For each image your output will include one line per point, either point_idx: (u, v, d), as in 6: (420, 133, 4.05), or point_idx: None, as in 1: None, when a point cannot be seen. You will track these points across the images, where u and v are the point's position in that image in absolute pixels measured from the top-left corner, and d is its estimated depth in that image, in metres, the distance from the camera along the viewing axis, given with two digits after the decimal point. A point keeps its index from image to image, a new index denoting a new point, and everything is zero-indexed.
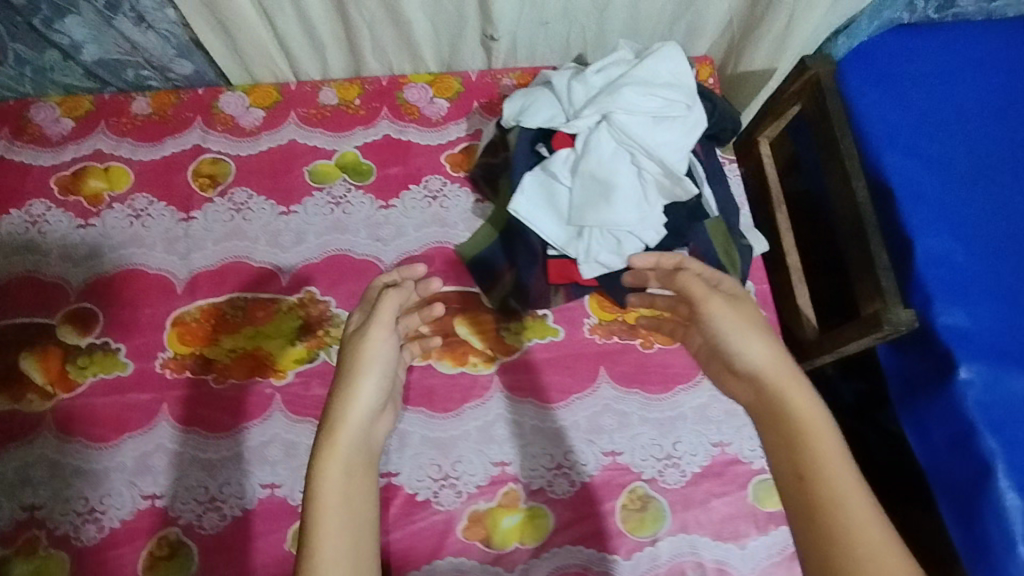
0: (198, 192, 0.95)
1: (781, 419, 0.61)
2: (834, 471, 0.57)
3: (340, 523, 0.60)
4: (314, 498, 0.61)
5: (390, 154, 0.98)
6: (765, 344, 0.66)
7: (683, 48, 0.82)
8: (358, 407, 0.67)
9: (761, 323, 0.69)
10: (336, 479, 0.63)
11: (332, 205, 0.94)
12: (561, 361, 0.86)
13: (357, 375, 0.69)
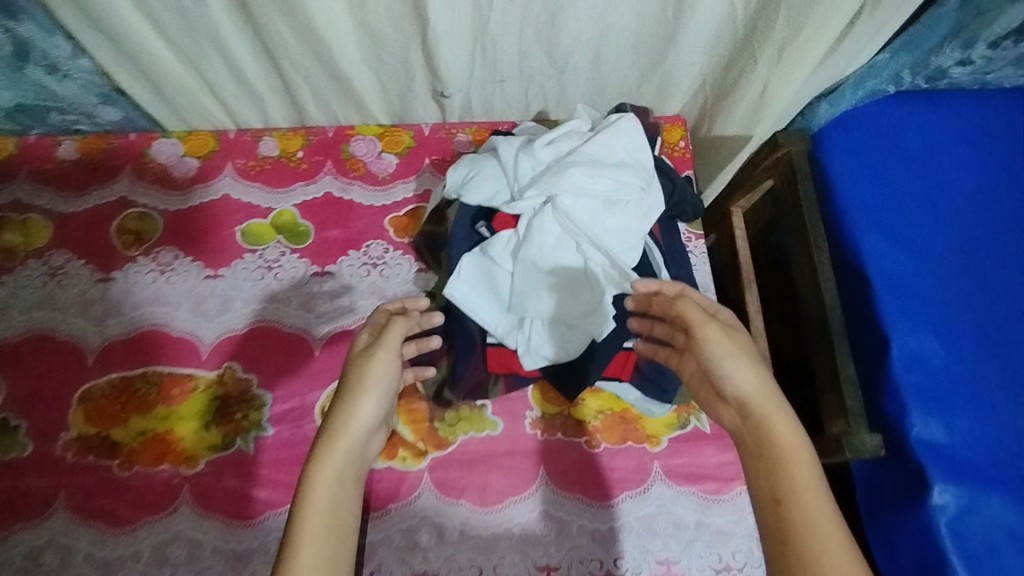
0: (121, 250, 0.88)
1: (766, 447, 0.59)
2: (816, 504, 0.55)
3: (333, 540, 0.57)
4: (305, 507, 0.58)
5: (331, 215, 0.91)
6: (756, 372, 0.63)
7: (640, 125, 0.75)
8: (362, 421, 0.64)
9: (755, 351, 0.65)
10: (330, 489, 0.59)
11: (263, 270, 0.88)
12: (495, 461, 0.79)
13: (357, 394, 0.65)
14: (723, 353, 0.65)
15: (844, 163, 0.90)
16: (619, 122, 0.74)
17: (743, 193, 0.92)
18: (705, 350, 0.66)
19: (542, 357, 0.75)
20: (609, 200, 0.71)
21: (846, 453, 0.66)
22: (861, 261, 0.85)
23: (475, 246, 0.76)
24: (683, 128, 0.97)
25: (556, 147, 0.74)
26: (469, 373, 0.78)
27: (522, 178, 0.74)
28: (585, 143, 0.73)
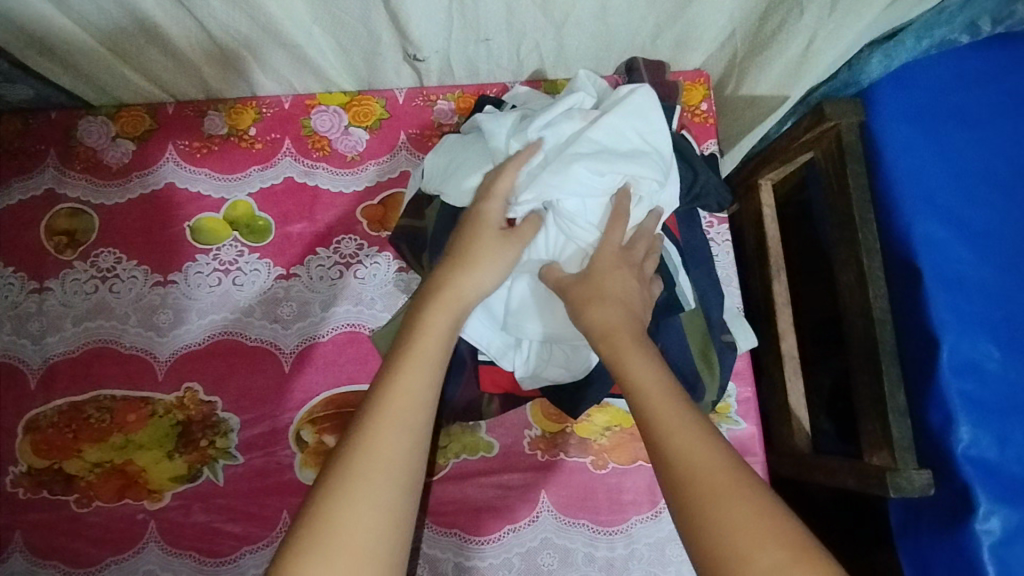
0: (53, 254, 0.76)
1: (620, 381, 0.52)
2: (662, 409, 0.47)
3: (423, 398, 0.51)
4: (405, 361, 0.52)
5: (294, 205, 0.79)
6: (613, 308, 0.54)
7: (656, 98, 0.61)
8: (478, 280, 0.57)
9: (621, 276, 0.56)
10: (438, 342, 0.54)
11: (220, 273, 0.76)
12: (492, 486, 0.72)
13: (476, 263, 0.57)
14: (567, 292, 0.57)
15: (897, 129, 0.76)
16: (629, 96, 0.61)
17: (774, 167, 0.79)
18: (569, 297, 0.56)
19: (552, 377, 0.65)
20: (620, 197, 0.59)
21: (889, 490, 0.58)
22: (910, 249, 0.74)
23: None
24: (706, 86, 0.83)
25: (553, 132, 0.60)
26: (457, 394, 0.69)
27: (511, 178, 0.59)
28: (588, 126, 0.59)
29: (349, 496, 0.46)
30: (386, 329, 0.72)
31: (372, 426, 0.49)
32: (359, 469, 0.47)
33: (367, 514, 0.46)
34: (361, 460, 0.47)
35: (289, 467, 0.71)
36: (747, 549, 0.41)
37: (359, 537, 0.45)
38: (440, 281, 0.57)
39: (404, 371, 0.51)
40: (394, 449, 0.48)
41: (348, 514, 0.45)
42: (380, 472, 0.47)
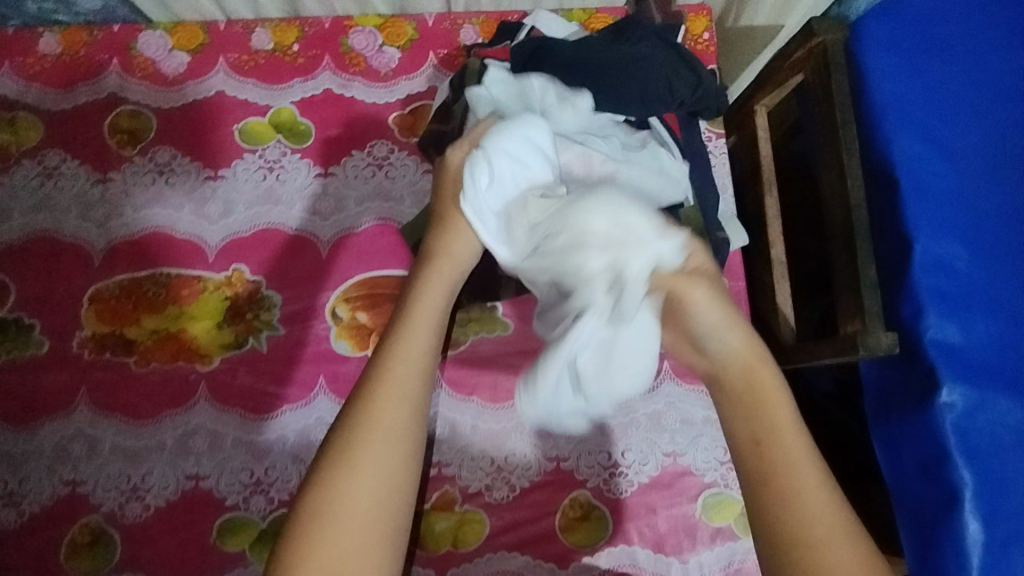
0: (116, 150, 0.85)
1: (753, 414, 0.56)
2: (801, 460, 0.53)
3: (424, 365, 0.54)
4: (405, 329, 0.55)
5: (332, 112, 0.87)
6: (748, 337, 0.58)
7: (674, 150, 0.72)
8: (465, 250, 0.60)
9: (728, 304, 0.58)
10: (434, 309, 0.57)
11: (265, 170, 0.85)
12: (509, 361, 0.80)
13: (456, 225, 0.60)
14: (703, 312, 0.56)
15: (881, 55, 0.84)
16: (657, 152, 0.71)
17: (769, 91, 0.87)
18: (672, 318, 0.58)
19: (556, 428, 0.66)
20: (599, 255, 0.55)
21: (859, 350, 0.66)
22: (890, 161, 0.82)
23: None
24: (708, 18, 0.91)
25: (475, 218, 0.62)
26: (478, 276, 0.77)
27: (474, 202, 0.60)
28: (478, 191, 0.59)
29: (355, 462, 0.49)
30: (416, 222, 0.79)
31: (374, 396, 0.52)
32: (364, 439, 0.50)
33: (376, 476, 0.49)
34: (363, 433, 0.50)
35: (326, 339, 0.80)
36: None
37: (365, 500, 0.49)
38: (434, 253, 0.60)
39: (404, 338, 0.54)
40: (395, 422, 0.51)
41: (349, 486, 0.49)
42: (377, 439, 0.50)
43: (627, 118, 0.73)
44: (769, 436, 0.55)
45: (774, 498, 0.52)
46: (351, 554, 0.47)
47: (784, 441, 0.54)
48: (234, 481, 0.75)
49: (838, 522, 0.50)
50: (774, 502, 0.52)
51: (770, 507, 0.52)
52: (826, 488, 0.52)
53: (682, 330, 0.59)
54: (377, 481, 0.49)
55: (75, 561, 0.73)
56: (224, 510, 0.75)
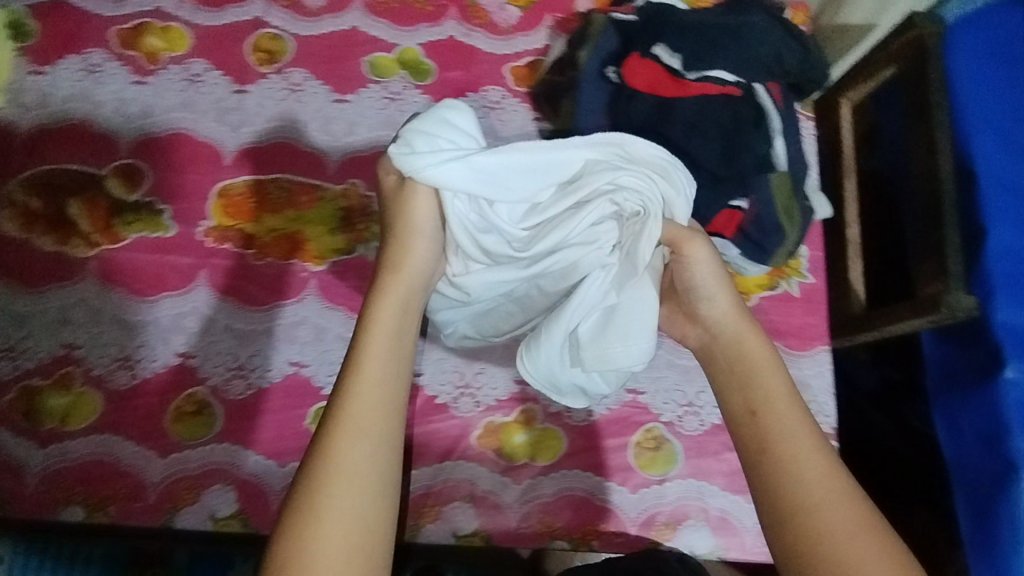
0: (254, 66, 0.92)
1: (743, 370, 0.62)
2: (787, 413, 0.59)
3: (390, 388, 0.55)
4: (365, 359, 0.56)
5: (453, 57, 0.94)
6: (739, 311, 0.65)
7: (611, 144, 0.67)
8: (415, 268, 0.63)
9: (722, 272, 0.66)
10: (389, 332, 0.58)
11: (388, 100, 0.92)
12: None
13: (407, 237, 0.64)
14: (701, 275, 0.65)
15: (963, 60, 0.90)
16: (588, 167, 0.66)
17: (856, 83, 0.94)
18: (678, 289, 0.68)
19: (550, 389, 0.73)
20: (590, 208, 0.64)
21: (942, 309, 0.72)
22: (967, 156, 0.87)
23: (607, 92, 0.81)
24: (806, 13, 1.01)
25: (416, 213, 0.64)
26: None
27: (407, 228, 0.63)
28: (417, 151, 0.60)
29: (330, 494, 0.50)
30: None
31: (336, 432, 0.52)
32: (333, 472, 0.51)
33: (352, 502, 0.50)
34: (326, 472, 0.51)
35: None
36: (844, 543, 0.51)
37: (343, 523, 0.49)
38: (382, 276, 0.63)
39: (364, 373, 0.55)
40: (357, 457, 0.51)
41: (322, 530, 0.48)
42: (344, 475, 0.50)
43: (738, 79, 0.80)
44: (765, 405, 0.60)
45: (772, 470, 0.57)
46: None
47: (770, 394, 0.60)
48: (333, 373, 0.80)
49: (836, 487, 0.54)
50: (772, 475, 0.56)
51: (768, 478, 0.57)
52: (814, 440, 0.57)
53: (684, 296, 0.68)
54: (355, 507, 0.50)
55: (178, 426, 0.77)
56: (320, 398, 0.79)
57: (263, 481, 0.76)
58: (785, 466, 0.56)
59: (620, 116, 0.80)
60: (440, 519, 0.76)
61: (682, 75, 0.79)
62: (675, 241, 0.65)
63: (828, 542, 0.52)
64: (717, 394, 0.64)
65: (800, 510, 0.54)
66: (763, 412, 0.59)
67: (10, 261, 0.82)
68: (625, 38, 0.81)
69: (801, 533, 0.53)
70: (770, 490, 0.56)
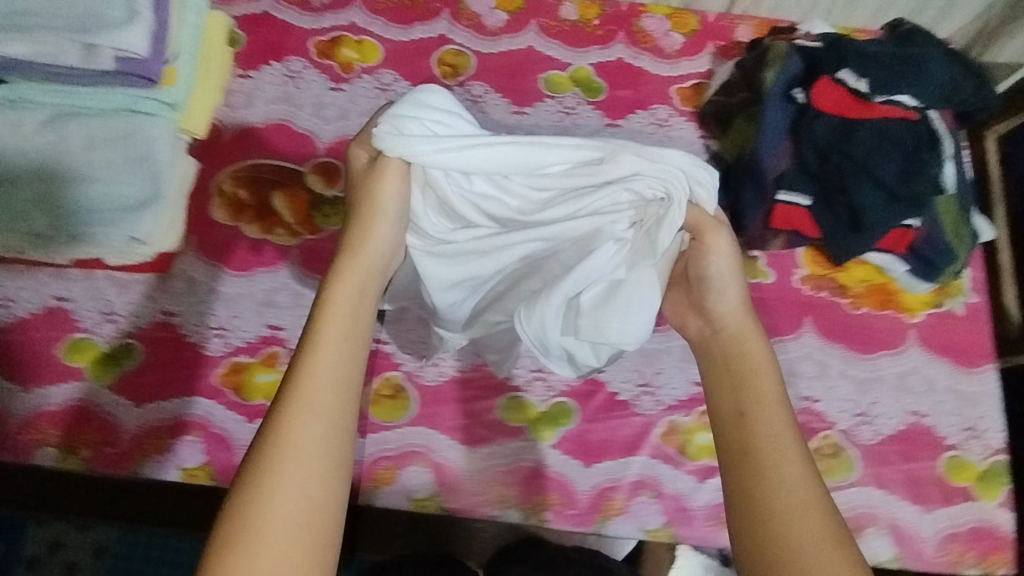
0: (440, 79, 0.99)
1: (737, 365, 0.62)
2: (773, 415, 0.58)
3: (344, 368, 0.53)
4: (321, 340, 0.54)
5: (623, 77, 1.01)
6: (744, 308, 0.65)
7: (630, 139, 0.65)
8: (376, 253, 0.61)
9: (736, 266, 0.66)
10: (347, 314, 0.56)
11: (563, 114, 0.99)
12: (775, 307, 0.91)
13: (370, 217, 0.62)
14: (717, 271, 0.66)
15: None
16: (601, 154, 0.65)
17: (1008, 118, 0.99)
18: (689, 277, 0.68)
19: (546, 356, 0.71)
20: (598, 182, 0.64)
21: None
22: None
23: (793, 114, 0.88)
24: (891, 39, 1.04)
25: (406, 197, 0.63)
26: (756, 224, 0.90)
27: (376, 204, 0.62)
28: (409, 136, 0.59)
29: (279, 470, 0.49)
30: None
31: (291, 412, 0.50)
32: (284, 447, 0.49)
33: (300, 478, 0.49)
34: (277, 450, 0.49)
35: None
36: (804, 549, 0.52)
37: (290, 499, 0.48)
38: (342, 256, 0.61)
39: (319, 355, 0.53)
40: (310, 436, 0.50)
41: (274, 509, 0.47)
42: (299, 459, 0.49)
43: (916, 105, 0.87)
44: (753, 407, 0.59)
45: (749, 472, 0.56)
46: (284, 554, 0.46)
47: (759, 394, 0.60)
48: (521, 365, 0.85)
49: (812, 497, 0.54)
50: (752, 476, 0.56)
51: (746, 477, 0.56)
52: (796, 445, 0.57)
53: (695, 285, 0.67)
54: (303, 482, 0.48)
55: (376, 408, 0.82)
56: (508, 388, 0.84)
57: (458, 464, 0.81)
58: (762, 468, 0.56)
59: (805, 134, 0.87)
60: (625, 510, 0.81)
61: (868, 98, 0.85)
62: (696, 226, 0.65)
63: (790, 546, 0.52)
64: (706, 388, 0.63)
65: (764, 511, 0.54)
66: (749, 410, 0.59)
67: (223, 248, 0.88)
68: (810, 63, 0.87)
69: (765, 536, 0.53)
70: (739, 488, 0.56)
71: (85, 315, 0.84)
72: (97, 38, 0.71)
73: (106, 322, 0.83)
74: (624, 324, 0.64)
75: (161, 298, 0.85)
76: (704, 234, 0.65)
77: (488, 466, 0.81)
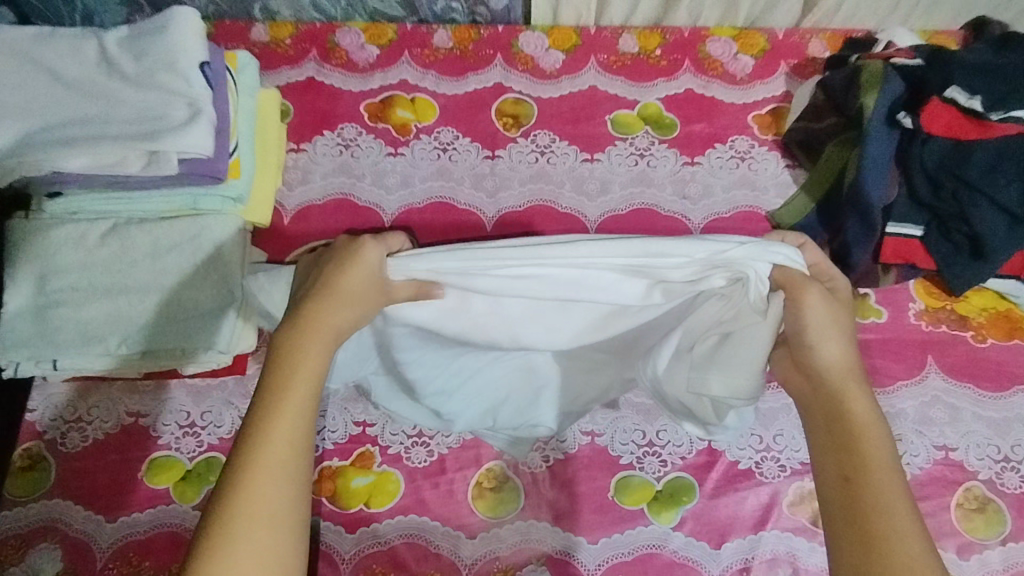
0: (502, 131, 0.95)
1: (838, 422, 0.59)
2: (883, 481, 0.54)
3: (304, 433, 0.54)
4: (276, 411, 0.53)
5: (694, 110, 0.96)
6: (846, 359, 0.61)
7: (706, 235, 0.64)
8: (336, 323, 0.60)
9: (840, 315, 0.62)
10: (309, 382, 0.56)
11: (637, 156, 0.94)
12: (891, 347, 0.84)
13: (338, 293, 0.61)
14: (816, 323, 0.61)
15: None
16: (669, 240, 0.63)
17: None
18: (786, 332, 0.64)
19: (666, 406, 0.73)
20: (685, 275, 0.64)
21: None
22: None
23: (897, 142, 0.83)
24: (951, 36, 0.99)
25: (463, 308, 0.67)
26: (866, 261, 0.83)
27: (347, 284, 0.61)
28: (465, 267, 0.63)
29: (253, 536, 0.48)
30: (786, 207, 0.90)
31: (247, 483, 0.50)
32: (258, 512, 0.49)
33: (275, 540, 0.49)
34: (240, 522, 0.49)
35: None
36: None
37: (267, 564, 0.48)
38: (299, 324, 0.59)
39: (276, 426, 0.53)
40: (271, 507, 0.50)
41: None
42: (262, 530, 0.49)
43: None
44: (859, 469, 0.55)
45: (863, 548, 0.52)
46: None
47: (868, 458, 0.56)
48: (628, 440, 0.79)
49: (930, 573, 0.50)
50: (867, 549, 0.52)
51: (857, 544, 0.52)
52: (911, 516, 0.52)
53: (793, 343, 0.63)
54: (268, 551, 0.48)
55: (480, 501, 0.76)
56: (620, 467, 0.78)
57: (575, 557, 0.74)
58: (877, 543, 0.51)
59: (914, 161, 0.81)
60: None
61: (984, 116, 0.78)
62: (787, 285, 0.62)
63: None
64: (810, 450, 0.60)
65: None
66: (858, 474, 0.55)
67: None
68: (912, 87, 0.84)
69: None
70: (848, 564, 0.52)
71: (163, 429, 0.79)
72: (158, 142, 0.68)
73: (185, 436, 0.78)
74: (737, 381, 0.65)
75: (240, 402, 0.80)
76: (796, 289, 0.62)
77: (609, 558, 0.74)
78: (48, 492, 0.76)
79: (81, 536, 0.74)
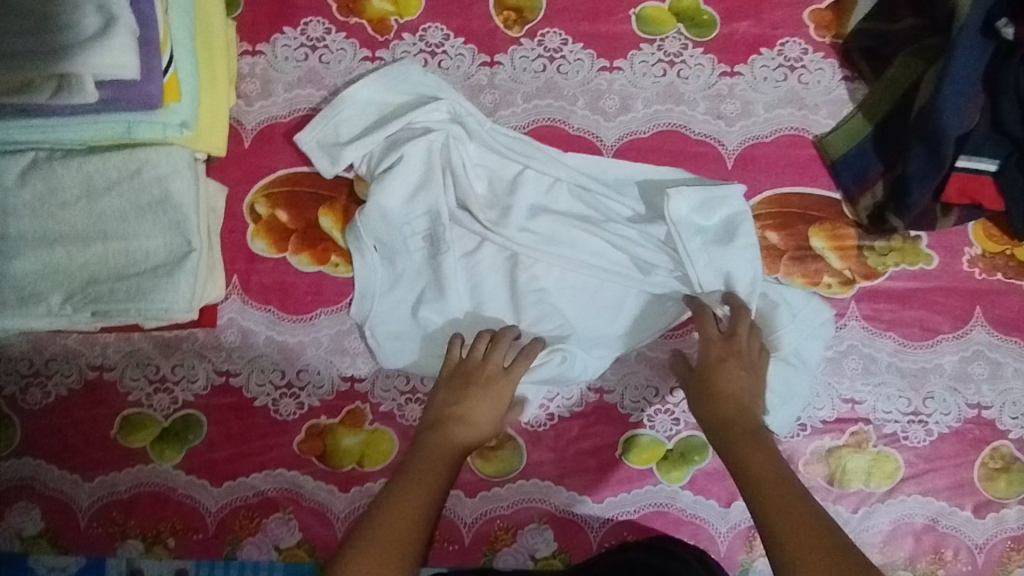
0: (503, 30, 0.77)
1: (747, 440, 0.62)
2: (779, 481, 0.58)
3: (432, 492, 0.59)
4: (413, 474, 0.61)
5: (738, 2, 0.78)
6: (744, 374, 0.65)
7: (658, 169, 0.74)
8: (478, 419, 0.65)
9: (760, 345, 0.67)
10: (444, 456, 0.63)
11: (665, 65, 0.77)
12: (939, 297, 0.75)
13: (479, 389, 0.67)
14: (740, 360, 0.66)
15: None
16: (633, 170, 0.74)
17: None
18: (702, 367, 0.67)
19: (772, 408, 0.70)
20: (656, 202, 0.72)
21: None
22: None
23: (991, 55, 0.66)
24: None
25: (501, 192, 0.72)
26: (926, 201, 0.71)
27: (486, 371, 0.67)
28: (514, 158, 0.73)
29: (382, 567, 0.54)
30: (840, 131, 0.76)
31: (381, 514, 0.57)
32: (387, 539, 0.56)
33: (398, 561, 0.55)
34: (371, 541, 0.55)
35: None
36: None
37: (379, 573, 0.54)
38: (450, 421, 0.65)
39: (408, 488, 0.59)
40: (403, 538, 0.56)
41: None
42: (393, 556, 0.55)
43: None
44: (762, 475, 0.59)
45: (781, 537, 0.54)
46: None
47: (776, 468, 0.59)
48: (639, 398, 0.73)
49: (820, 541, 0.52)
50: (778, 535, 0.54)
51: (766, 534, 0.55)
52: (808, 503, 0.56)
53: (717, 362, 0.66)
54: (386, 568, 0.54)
55: (481, 460, 0.72)
56: (630, 425, 0.73)
57: (578, 515, 0.71)
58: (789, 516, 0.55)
59: (1005, 82, 0.65)
60: None
61: None
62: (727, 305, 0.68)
63: None
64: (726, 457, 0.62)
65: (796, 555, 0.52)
66: (765, 480, 0.58)
67: (273, 289, 0.73)
68: None
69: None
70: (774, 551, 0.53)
71: (131, 386, 0.72)
72: (68, 61, 0.54)
73: (157, 393, 0.72)
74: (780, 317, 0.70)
75: (214, 356, 0.72)
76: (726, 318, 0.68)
77: (614, 515, 0.71)
78: (16, 451, 0.71)
79: (59, 495, 0.70)
